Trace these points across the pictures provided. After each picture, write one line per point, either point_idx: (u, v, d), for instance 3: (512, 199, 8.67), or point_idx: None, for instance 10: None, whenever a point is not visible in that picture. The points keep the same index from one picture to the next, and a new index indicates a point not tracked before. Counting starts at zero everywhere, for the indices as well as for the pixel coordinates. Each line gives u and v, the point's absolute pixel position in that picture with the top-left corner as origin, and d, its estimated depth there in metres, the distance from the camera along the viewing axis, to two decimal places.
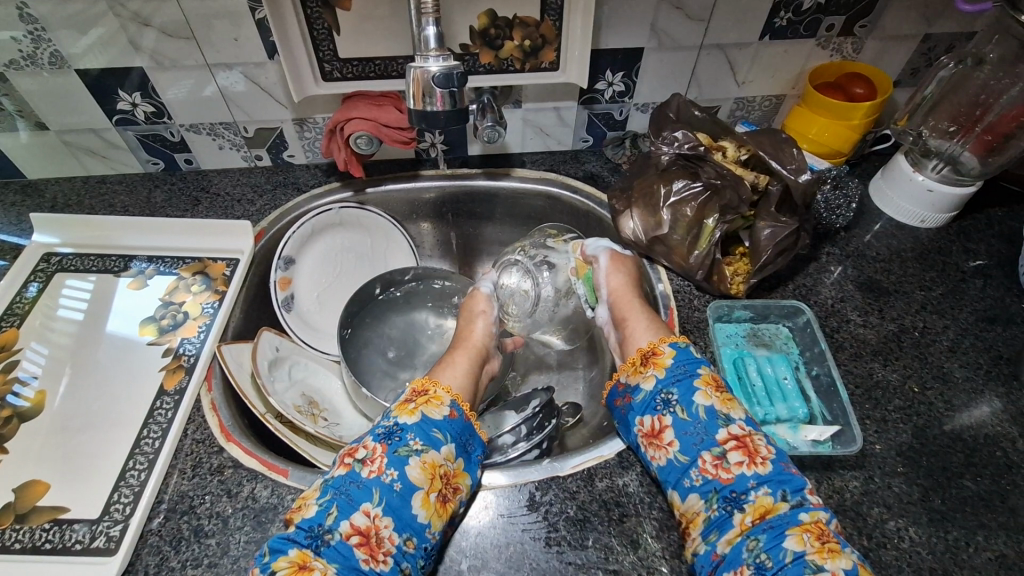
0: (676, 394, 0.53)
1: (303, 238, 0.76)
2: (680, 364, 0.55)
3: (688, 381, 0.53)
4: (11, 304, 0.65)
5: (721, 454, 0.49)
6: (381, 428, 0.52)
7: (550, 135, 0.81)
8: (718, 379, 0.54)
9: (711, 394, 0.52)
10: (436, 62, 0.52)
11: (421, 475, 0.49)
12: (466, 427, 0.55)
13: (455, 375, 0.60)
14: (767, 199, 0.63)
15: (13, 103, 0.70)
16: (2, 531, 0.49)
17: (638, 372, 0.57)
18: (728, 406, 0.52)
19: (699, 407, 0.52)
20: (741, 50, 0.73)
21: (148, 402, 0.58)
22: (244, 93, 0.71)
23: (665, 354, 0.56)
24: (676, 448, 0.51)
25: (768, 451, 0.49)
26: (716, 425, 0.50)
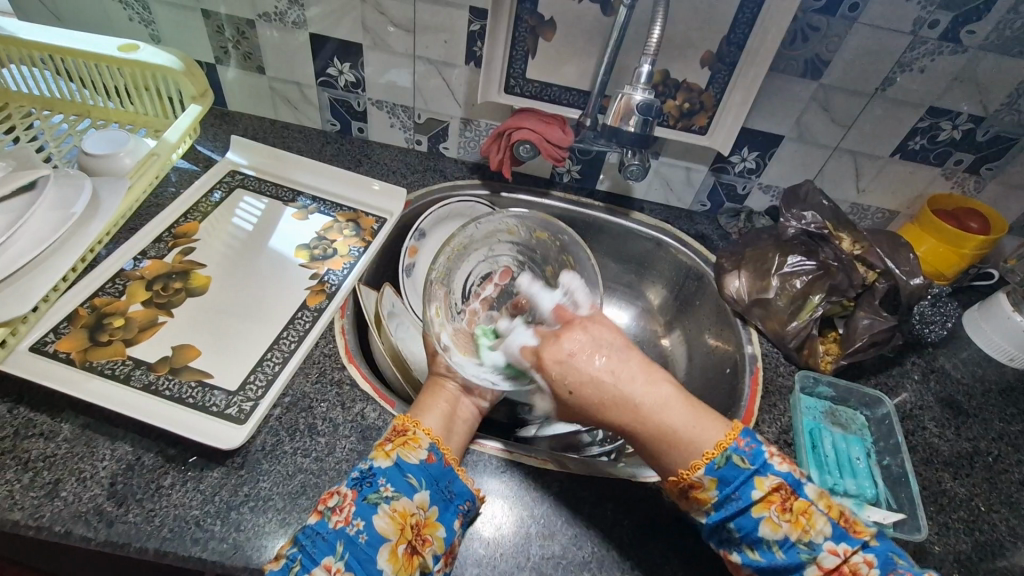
0: (738, 530, 0.47)
1: (439, 217, 0.84)
2: (731, 495, 0.47)
3: (748, 514, 0.46)
4: (196, 203, 0.76)
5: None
6: (354, 471, 0.50)
7: (673, 190, 0.89)
8: (785, 494, 0.46)
9: (778, 521, 0.46)
10: (641, 93, 0.64)
11: (389, 526, 0.47)
12: (445, 472, 0.51)
13: (436, 415, 0.56)
14: (872, 292, 0.69)
15: (247, 47, 0.83)
16: (157, 376, 0.57)
17: (685, 501, 0.50)
18: (806, 528, 0.45)
19: (772, 544, 0.46)
20: (872, 161, 0.80)
21: (291, 310, 0.66)
22: (431, 87, 0.83)
23: (707, 487, 0.48)
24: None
25: (872, 572, 0.45)
26: (803, 562, 0.45)
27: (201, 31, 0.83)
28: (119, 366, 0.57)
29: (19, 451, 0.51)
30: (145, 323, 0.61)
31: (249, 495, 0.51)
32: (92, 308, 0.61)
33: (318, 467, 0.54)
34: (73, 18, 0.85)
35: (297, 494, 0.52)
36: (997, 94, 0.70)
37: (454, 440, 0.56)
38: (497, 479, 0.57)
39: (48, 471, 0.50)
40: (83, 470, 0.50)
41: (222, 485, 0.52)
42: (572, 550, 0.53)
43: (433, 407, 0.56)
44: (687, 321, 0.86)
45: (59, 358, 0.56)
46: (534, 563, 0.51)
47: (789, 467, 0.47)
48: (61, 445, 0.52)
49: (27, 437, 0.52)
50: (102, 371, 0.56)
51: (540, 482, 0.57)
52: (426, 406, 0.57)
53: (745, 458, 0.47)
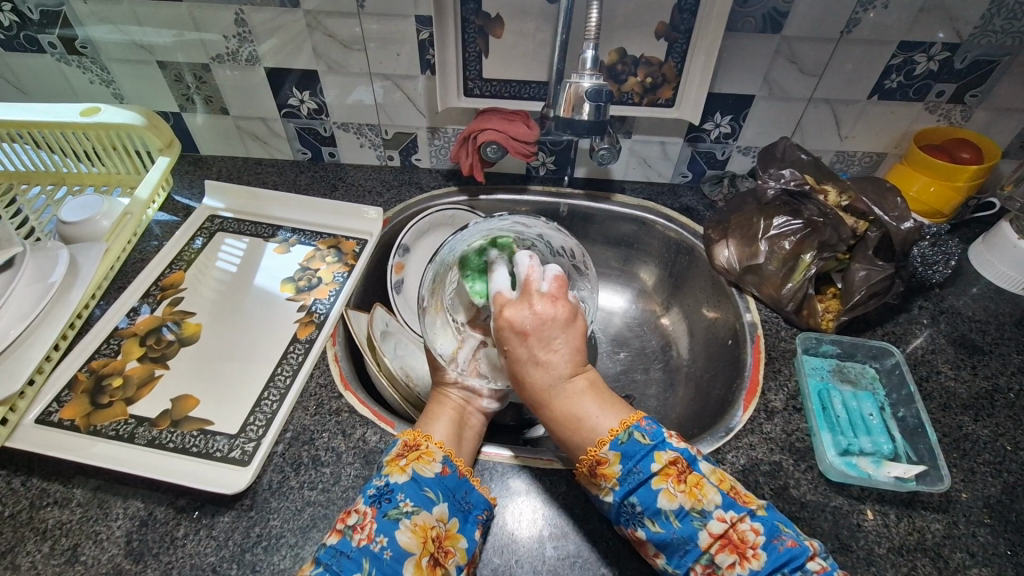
0: (640, 504, 0.48)
1: (420, 229, 0.83)
2: (631, 467, 0.48)
3: (646, 485, 0.48)
4: (180, 252, 0.77)
5: (709, 560, 0.46)
6: (370, 489, 0.49)
7: (652, 166, 0.88)
8: (679, 465, 0.48)
9: (675, 491, 0.47)
10: (589, 80, 0.62)
11: (412, 540, 0.46)
12: (460, 483, 0.51)
13: (442, 424, 0.56)
14: (865, 243, 0.66)
15: (208, 91, 0.84)
16: (161, 430, 0.58)
17: (594, 483, 0.51)
18: (698, 496, 0.47)
19: (668, 515, 0.47)
20: (849, 106, 0.78)
21: (284, 345, 0.67)
22: (392, 102, 0.82)
23: (612, 461, 0.49)
24: (663, 561, 0.48)
25: (756, 538, 0.46)
26: (693, 529, 0.47)
27: (161, 83, 0.84)
28: (122, 426, 0.58)
29: (36, 522, 0.51)
30: (142, 378, 0.62)
31: (262, 535, 0.51)
32: (91, 371, 0.62)
33: (325, 498, 0.54)
34: (39, 89, 0.87)
35: (308, 528, 0.52)
36: (969, 18, 0.67)
37: (462, 448, 0.56)
38: (505, 484, 0.56)
39: (65, 538, 0.50)
40: (99, 531, 0.51)
41: (233, 528, 0.52)
42: (588, 548, 0.52)
43: (439, 416, 0.57)
44: (684, 297, 0.84)
45: (64, 426, 0.57)
46: (551, 565, 0.51)
47: (686, 444, 0.50)
48: (75, 510, 0.52)
49: (42, 507, 0.52)
50: (106, 433, 0.57)
51: (547, 483, 0.56)
52: (433, 415, 0.57)
53: (646, 435, 0.49)
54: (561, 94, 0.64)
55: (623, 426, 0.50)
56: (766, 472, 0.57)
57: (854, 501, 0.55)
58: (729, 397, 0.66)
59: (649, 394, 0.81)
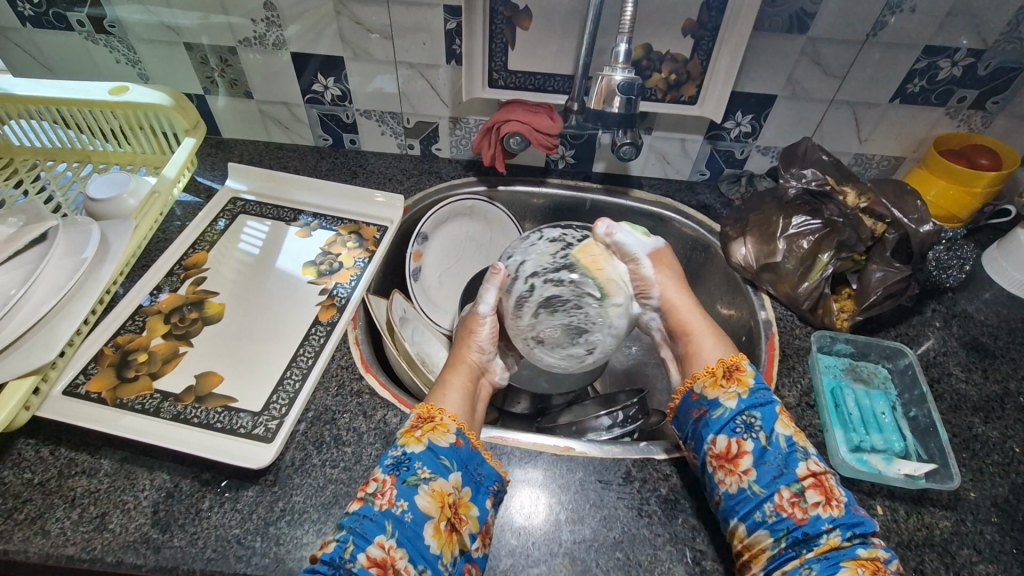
0: (760, 419, 0.53)
1: (438, 219, 0.85)
2: (762, 387, 0.55)
3: (770, 406, 0.54)
4: (203, 233, 0.78)
5: (799, 491, 0.49)
6: (388, 458, 0.50)
7: (670, 163, 0.89)
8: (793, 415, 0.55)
9: (789, 425, 0.53)
10: (621, 73, 0.63)
11: (431, 505, 0.47)
12: (473, 455, 0.52)
13: (455, 396, 0.58)
14: (883, 244, 0.67)
15: (233, 74, 0.85)
16: (185, 405, 0.59)
17: (718, 386, 0.56)
18: (806, 438, 0.52)
19: (779, 436, 0.52)
20: (870, 109, 0.78)
21: (305, 327, 0.67)
22: (416, 90, 0.83)
23: (748, 372, 0.56)
24: (753, 476, 0.50)
25: (841, 494, 0.49)
26: (795, 458, 0.50)
27: (187, 64, 0.84)
28: (147, 400, 0.59)
29: (65, 490, 0.53)
30: (167, 355, 0.63)
31: (285, 509, 0.52)
32: (117, 346, 0.63)
33: (347, 476, 0.55)
34: (64, 67, 0.88)
35: (330, 504, 0.53)
36: (994, 25, 0.68)
37: (472, 418, 0.57)
38: (522, 468, 0.58)
39: (94, 506, 0.52)
40: (126, 501, 0.52)
41: (257, 502, 0.53)
42: (603, 532, 0.53)
43: (453, 384, 0.59)
44: (698, 294, 0.85)
45: (91, 398, 0.58)
46: (567, 548, 0.52)
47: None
48: (103, 479, 0.54)
49: (70, 476, 0.54)
50: (133, 407, 0.58)
51: (564, 469, 0.57)
52: (451, 385, 0.59)
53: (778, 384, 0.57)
54: (593, 87, 0.65)
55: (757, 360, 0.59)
56: None
57: (864, 496, 0.56)
58: None
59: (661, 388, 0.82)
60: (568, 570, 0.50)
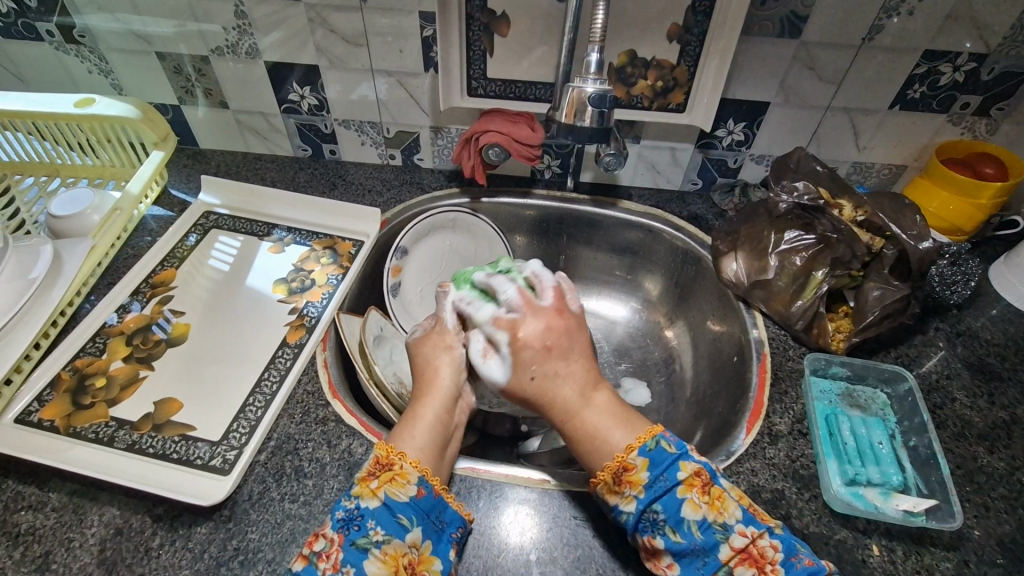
0: (662, 512, 0.46)
1: (418, 232, 0.82)
2: (658, 475, 0.47)
3: (671, 495, 0.47)
4: (173, 249, 0.75)
5: (729, 573, 0.44)
6: (340, 511, 0.47)
7: (660, 173, 0.85)
8: (702, 477, 0.47)
9: (699, 502, 0.46)
10: (593, 84, 0.60)
11: (382, 571, 0.44)
12: (436, 503, 0.49)
13: (423, 435, 0.53)
14: (880, 260, 0.64)
15: (207, 84, 0.82)
16: (141, 434, 0.56)
17: (613, 491, 0.49)
18: (720, 510, 0.46)
19: (690, 525, 0.45)
20: (868, 116, 0.74)
21: (272, 349, 0.65)
22: (395, 99, 0.80)
23: (638, 469, 0.48)
24: (677, 573, 0.46)
25: (776, 553, 0.44)
26: (715, 542, 0.45)
27: (160, 74, 0.82)
28: (102, 429, 0.56)
29: (9, 526, 0.50)
30: (126, 380, 0.61)
31: (239, 548, 0.49)
32: (74, 370, 0.61)
33: (306, 511, 0.52)
34: (37, 78, 0.86)
35: (287, 542, 0.50)
36: (999, 28, 0.64)
37: (441, 458, 0.53)
38: (493, 503, 0.54)
39: (37, 544, 0.49)
40: (72, 539, 0.49)
41: (210, 540, 0.50)
42: (576, 574, 0.50)
43: (424, 417, 0.54)
44: (690, 309, 0.82)
45: (44, 427, 0.56)
46: None
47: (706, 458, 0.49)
48: (50, 515, 0.51)
49: (16, 511, 0.51)
50: (86, 436, 0.55)
51: (537, 503, 0.54)
52: (417, 418, 0.54)
53: (672, 444, 0.49)
54: (562, 100, 0.62)
55: (659, 430, 0.50)
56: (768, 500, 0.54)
57: (859, 535, 0.52)
58: (732, 418, 0.63)
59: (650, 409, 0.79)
60: None
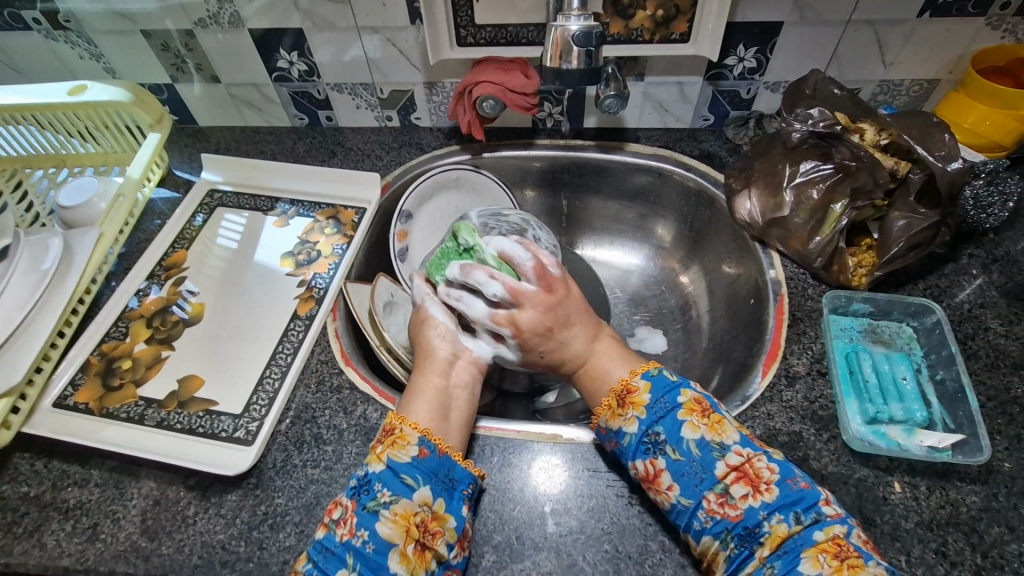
0: (663, 432, 0.49)
1: (421, 195, 0.80)
2: (659, 397, 0.51)
3: (672, 416, 0.50)
4: (182, 230, 0.76)
5: (724, 489, 0.46)
6: (351, 479, 0.48)
7: (668, 111, 0.81)
8: (701, 403, 0.51)
9: (698, 424, 0.49)
10: (577, 21, 0.56)
11: (394, 531, 0.45)
12: (442, 462, 0.49)
13: (425, 403, 0.52)
14: (907, 186, 0.59)
15: (196, 59, 0.81)
16: (168, 411, 0.59)
17: (616, 415, 0.52)
18: (719, 431, 0.49)
19: (689, 443, 0.48)
20: (894, 28, 0.68)
21: (284, 322, 0.66)
22: (384, 57, 0.77)
23: (641, 390, 0.52)
24: (677, 492, 0.47)
25: (771, 474, 0.46)
26: (712, 459, 0.48)
27: (149, 53, 0.81)
28: (132, 408, 0.59)
29: (59, 501, 0.54)
30: (151, 360, 0.63)
31: (268, 513, 0.52)
32: (102, 354, 0.63)
33: (328, 475, 0.54)
34: (33, 69, 0.86)
35: (312, 505, 0.52)
36: None
37: (447, 423, 0.52)
38: (507, 459, 0.55)
39: (85, 517, 0.53)
40: (116, 511, 0.53)
41: (241, 506, 0.53)
42: (591, 523, 0.50)
43: (424, 389, 0.53)
44: (705, 254, 0.79)
45: (79, 409, 0.59)
46: (553, 542, 0.50)
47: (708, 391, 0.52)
48: (94, 490, 0.54)
49: (63, 488, 0.55)
50: (119, 416, 0.58)
51: (550, 458, 0.55)
52: (416, 391, 0.53)
53: (672, 374, 0.53)
54: (546, 43, 0.58)
55: (654, 365, 0.54)
56: (785, 443, 0.53)
57: (880, 473, 0.51)
58: (749, 362, 0.62)
59: (667, 356, 0.78)
60: (554, 565, 0.48)
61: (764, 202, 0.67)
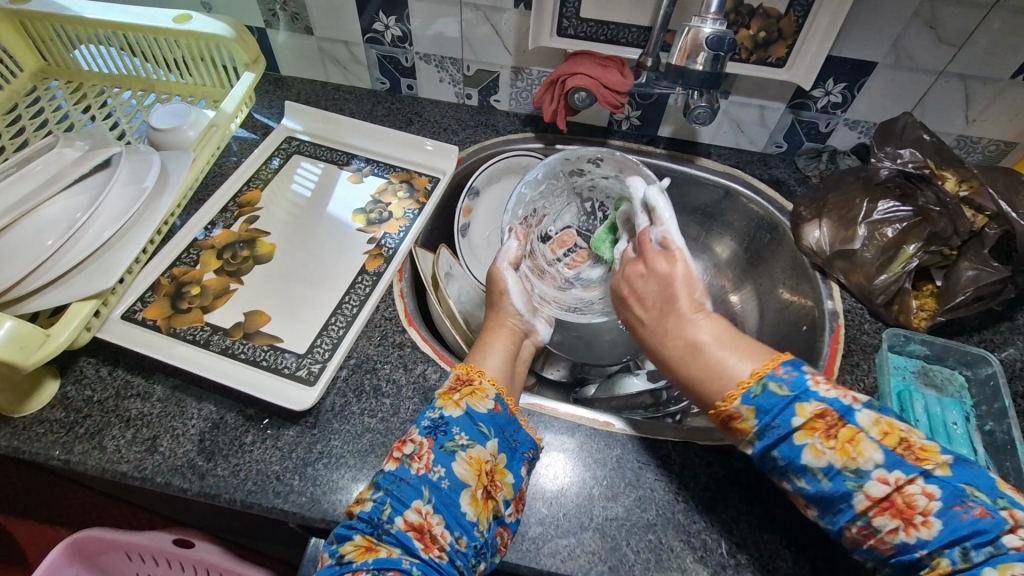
0: (780, 460, 0.43)
1: (492, 174, 0.82)
2: (770, 422, 0.43)
3: (787, 441, 0.42)
4: (257, 171, 0.77)
5: (866, 523, 0.40)
6: (424, 419, 0.50)
7: (744, 132, 0.82)
8: (828, 417, 0.41)
9: (822, 448, 0.41)
10: (712, 25, 0.57)
11: (468, 472, 0.47)
12: (510, 422, 0.51)
13: (493, 359, 0.56)
14: (981, 239, 0.60)
15: (294, 8, 0.82)
16: (234, 340, 0.60)
17: (726, 436, 0.46)
18: (853, 455, 0.40)
19: (816, 471, 0.41)
20: (985, 85, 0.69)
21: (352, 275, 0.67)
22: (480, 35, 0.79)
23: (745, 415, 0.44)
24: (815, 513, 0.43)
25: (929, 502, 0.39)
26: (847, 489, 0.40)
27: None
28: (198, 332, 0.61)
29: (121, 410, 0.55)
30: (219, 290, 0.64)
31: (323, 452, 0.53)
32: (172, 277, 0.65)
33: (384, 426, 0.55)
34: None
35: (366, 452, 0.54)
36: None
37: (512, 384, 0.56)
38: (558, 438, 0.56)
39: (146, 428, 0.54)
40: (176, 427, 0.54)
41: (297, 442, 0.54)
42: (637, 512, 0.52)
43: (496, 348, 0.58)
44: (759, 276, 0.80)
45: (148, 325, 0.60)
46: (598, 523, 0.51)
47: (837, 394, 0.42)
48: (156, 404, 0.56)
49: (126, 397, 0.56)
50: (185, 337, 0.60)
51: (602, 443, 0.56)
52: (489, 347, 0.58)
53: (783, 386, 0.43)
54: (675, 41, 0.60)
55: (762, 374, 0.44)
56: None
57: None
58: None
59: None
60: (599, 546, 0.50)
61: (834, 237, 0.68)
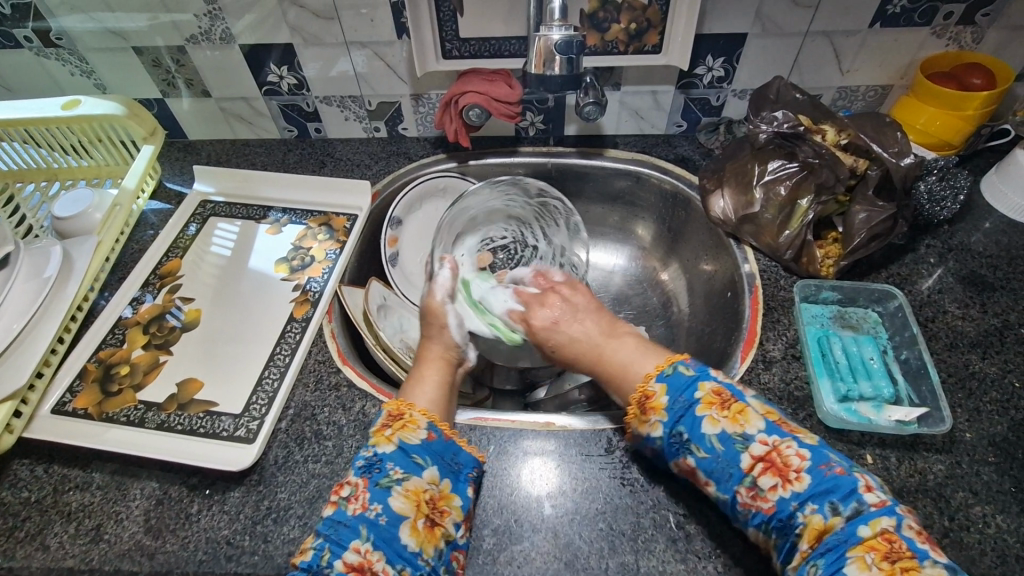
0: (687, 433, 0.48)
1: (410, 202, 0.83)
2: (677, 397, 0.50)
3: (691, 413, 0.49)
4: (175, 240, 0.77)
5: (754, 483, 0.45)
6: (359, 459, 0.50)
7: (644, 118, 0.85)
8: (721, 394, 0.49)
9: (718, 417, 0.48)
10: (559, 31, 0.60)
11: (406, 505, 0.47)
12: (447, 446, 0.52)
13: (426, 391, 0.57)
14: (865, 182, 0.64)
15: (186, 74, 0.83)
16: (168, 414, 0.60)
17: (641, 421, 0.52)
18: (741, 422, 0.47)
19: (712, 439, 0.47)
20: (849, 37, 0.73)
21: (281, 325, 0.68)
22: (372, 70, 0.80)
23: (658, 393, 0.51)
24: (714, 488, 0.47)
25: (801, 462, 0.45)
26: (736, 452, 0.46)
27: (139, 69, 0.82)
28: (132, 412, 0.60)
29: (61, 505, 0.54)
30: (149, 365, 0.64)
31: (271, 507, 0.53)
32: (99, 361, 0.64)
33: (329, 470, 0.55)
34: (22, 86, 0.87)
35: (314, 498, 0.54)
36: None
37: (448, 414, 0.57)
38: (504, 447, 0.57)
39: (89, 518, 0.53)
40: (119, 511, 0.54)
41: (244, 502, 0.54)
42: (585, 503, 0.53)
43: (430, 379, 0.59)
44: (683, 251, 0.83)
45: (78, 414, 0.60)
46: (550, 523, 0.52)
47: (730, 380, 0.51)
48: (96, 492, 0.55)
49: (65, 491, 0.55)
50: (119, 420, 0.59)
51: (545, 442, 0.57)
52: (417, 382, 0.58)
53: (689, 368, 0.52)
54: (530, 51, 0.62)
55: (667, 364, 0.52)
56: None
57: (853, 447, 0.54)
58: (728, 350, 0.65)
59: None
60: (552, 545, 0.51)
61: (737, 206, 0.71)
